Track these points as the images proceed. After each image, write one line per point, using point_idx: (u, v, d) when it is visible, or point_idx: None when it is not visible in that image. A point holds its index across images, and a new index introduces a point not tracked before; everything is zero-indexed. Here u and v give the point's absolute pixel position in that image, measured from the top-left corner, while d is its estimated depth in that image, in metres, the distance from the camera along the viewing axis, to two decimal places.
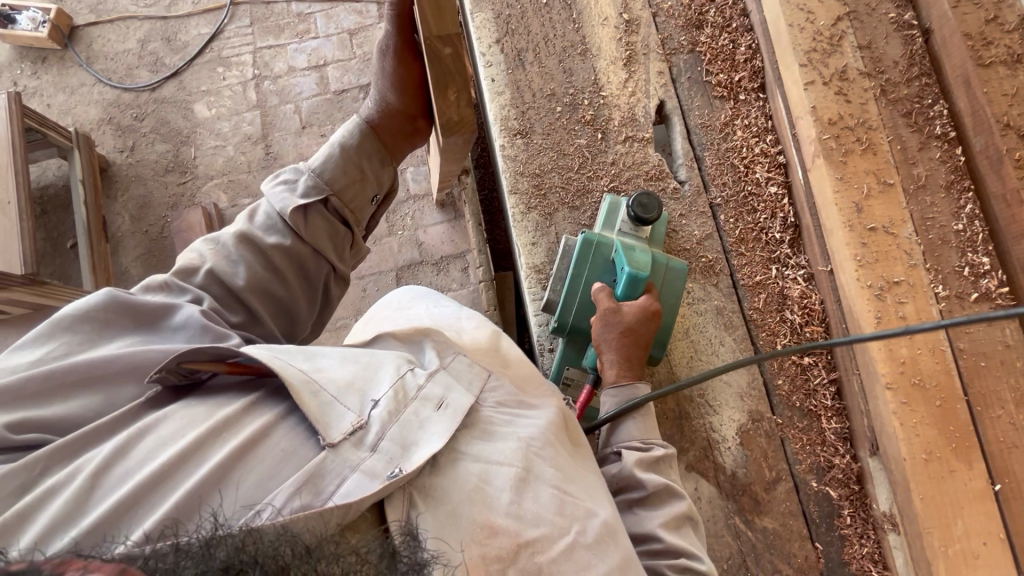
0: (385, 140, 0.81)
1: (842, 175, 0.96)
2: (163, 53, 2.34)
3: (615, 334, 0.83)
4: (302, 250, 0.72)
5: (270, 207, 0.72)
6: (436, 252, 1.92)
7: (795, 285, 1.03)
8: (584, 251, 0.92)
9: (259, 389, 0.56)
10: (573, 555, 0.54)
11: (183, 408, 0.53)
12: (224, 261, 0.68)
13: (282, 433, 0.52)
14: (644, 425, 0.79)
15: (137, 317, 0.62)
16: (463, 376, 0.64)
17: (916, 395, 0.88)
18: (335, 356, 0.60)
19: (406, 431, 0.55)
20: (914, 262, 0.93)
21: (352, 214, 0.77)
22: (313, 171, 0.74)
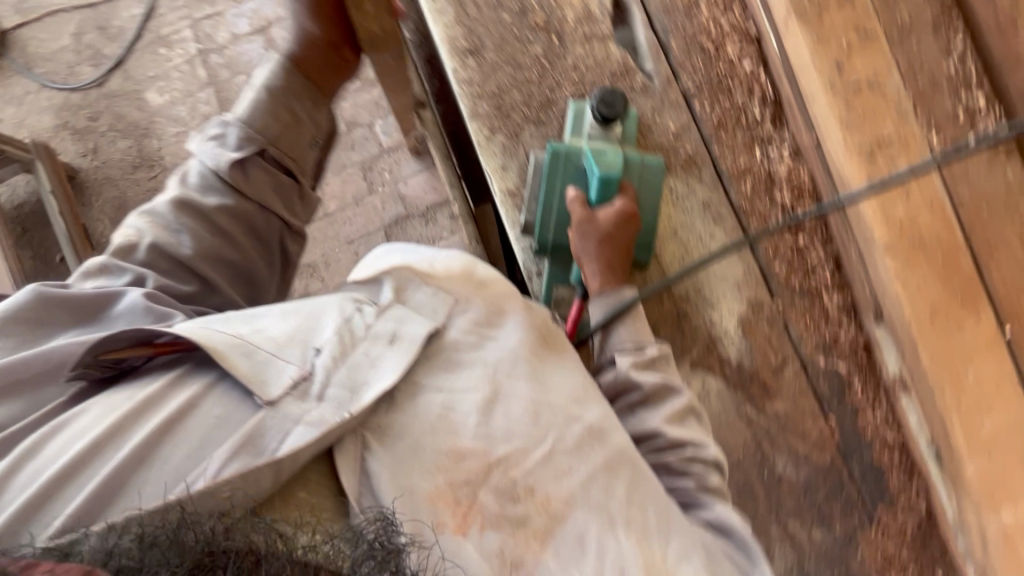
0: (313, 76, 0.78)
1: (818, 33, 0.89)
2: (100, 44, 2.22)
3: (595, 244, 0.81)
4: (247, 208, 0.73)
5: (202, 166, 0.73)
6: (420, 203, 1.88)
7: (781, 164, 0.99)
8: (554, 165, 0.88)
9: (184, 364, 0.60)
10: (553, 461, 0.60)
11: (103, 397, 0.58)
12: (166, 232, 0.70)
13: (215, 397, 0.56)
14: (635, 327, 0.79)
15: (73, 310, 0.65)
16: (426, 308, 0.66)
17: (916, 255, 0.85)
18: (275, 314, 0.63)
19: (355, 373, 0.58)
20: (903, 115, 0.87)
21: (293, 163, 0.77)
22: (242, 121, 0.74)
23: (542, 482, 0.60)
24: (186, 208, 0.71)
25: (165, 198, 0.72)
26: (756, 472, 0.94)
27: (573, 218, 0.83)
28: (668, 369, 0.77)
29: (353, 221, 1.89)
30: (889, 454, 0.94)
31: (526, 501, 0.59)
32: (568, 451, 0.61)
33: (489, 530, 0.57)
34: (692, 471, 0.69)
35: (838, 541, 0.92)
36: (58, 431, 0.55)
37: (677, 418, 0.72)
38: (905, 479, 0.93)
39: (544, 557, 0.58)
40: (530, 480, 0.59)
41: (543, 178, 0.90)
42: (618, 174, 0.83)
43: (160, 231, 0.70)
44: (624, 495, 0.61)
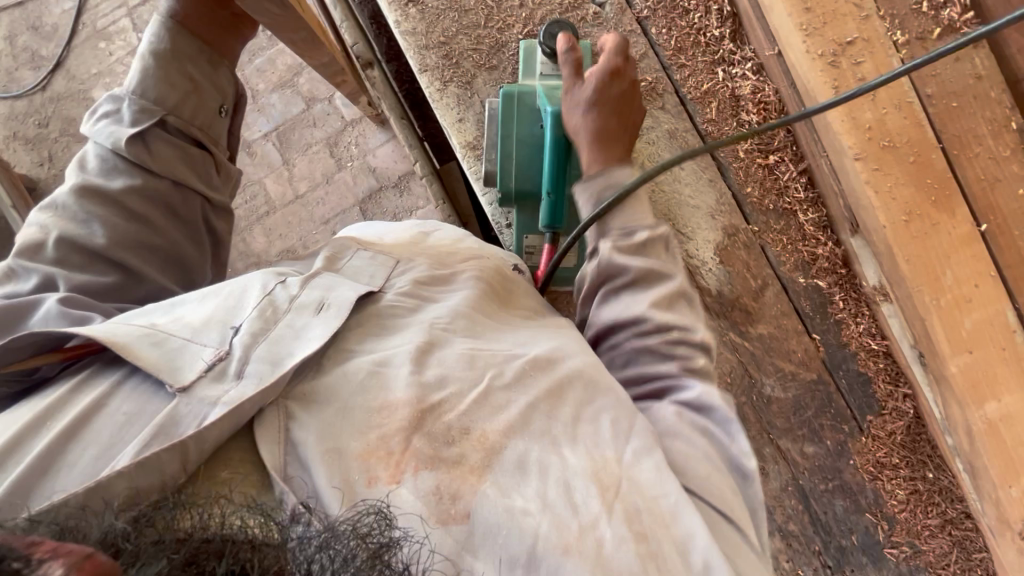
0: (201, 34, 0.70)
1: None
2: (36, 45, 2.11)
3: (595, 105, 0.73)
4: (159, 186, 0.65)
5: (99, 147, 0.65)
6: (391, 173, 1.83)
7: (745, 82, 0.94)
8: (507, 109, 0.84)
9: (94, 365, 0.53)
10: (490, 399, 0.54)
11: (6, 416, 0.50)
12: (74, 224, 0.63)
13: (125, 392, 0.50)
14: (623, 208, 0.70)
15: None
16: (365, 272, 0.68)
17: (888, 158, 0.83)
18: (194, 300, 0.58)
19: (277, 345, 0.54)
20: (866, 14, 0.83)
21: (202, 133, 0.69)
22: (134, 93, 0.66)
23: (478, 419, 0.53)
24: (91, 193, 0.63)
25: (67, 187, 0.64)
26: (746, 396, 0.94)
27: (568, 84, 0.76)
28: (657, 255, 0.68)
29: (324, 199, 1.84)
30: (873, 362, 0.93)
31: (461, 442, 0.51)
32: (506, 387, 0.55)
33: (423, 470, 0.49)
34: (677, 353, 0.62)
35: (831, 453, 0.94)
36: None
37: (662, 302, 0.65)
38: (891, 389, 0.93)
39: (482, 488, 0.49)
40: (465, 420, 0.52)
41: (499, 124, 0.86)
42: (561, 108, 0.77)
43: (66, 224, 0.63)
44: (569, 417, 0.55)
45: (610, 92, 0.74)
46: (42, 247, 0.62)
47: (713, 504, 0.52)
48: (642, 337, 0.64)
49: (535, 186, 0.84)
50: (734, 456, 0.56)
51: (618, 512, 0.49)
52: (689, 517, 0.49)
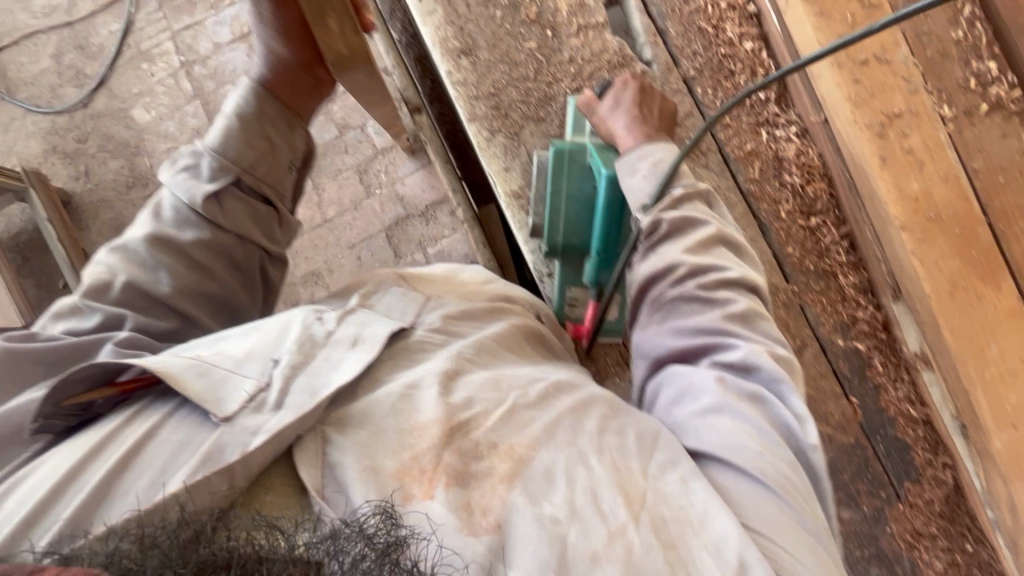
0: (285, 98, 0.73)
1: (820, 9, 0.87)
2: (81, 63, 2.18)
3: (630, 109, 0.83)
4: (225, 241, 0.67)
5: (175, 198, 0.67)
6: (419, 202, 1.85)
7: (790, 145, 0.96)
8: (559, 164, 0.86)
9: (143, 399, 0.52)
10: (515, 416, 0.54)
11: (57, 449, 0.49)
12: (142, 270, 0.64)
13: (172, 423, 0.50)
14: (656, 169, 0.76)
15: (47, 362, 0.59)
16: (397, 308, 0.65)
17: (934, 230, 0.84)
18: (240, 332, 0.58)
19: (315, 377, 0.53)
20: (914, 87, 0.85)
21: (271, 190, 0.71)
22: (214, 150, 0.68)
23: (504, 434, 0.53)
24: (162, 241, 0.66)
25: (138, 232, 0.66)
26: None
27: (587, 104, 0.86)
28: (697, 207, 0.72)
29: (352, 224, 1.86)
30: (911, 429, 0.93)
31: (489, 455, 0.52)
32: (529, 405, 0.56)
33: (455, 485, 0.49)
34: (716, 296, 0.64)
35: (866, 519, 0.92)
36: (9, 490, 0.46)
37: (700, 245, 0.68)
38: (930, 457, 0.92)
39: (511, 497, 0.49)
40: (493, 437, 0.53)
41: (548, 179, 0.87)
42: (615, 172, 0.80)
43: (135, 268, 0.64)
44: (595, 427, 0.55)
45: (631, 99, 0.84)
46: (107, 286, 0.64)
47: (764, 485, 0.51)
48: (681, 284, 0.66)
49: (581, 242, 0.85)
50: (783, 415, 0.57)
51: (646, 522, 0.49)
52: (724, 520, 0.49)
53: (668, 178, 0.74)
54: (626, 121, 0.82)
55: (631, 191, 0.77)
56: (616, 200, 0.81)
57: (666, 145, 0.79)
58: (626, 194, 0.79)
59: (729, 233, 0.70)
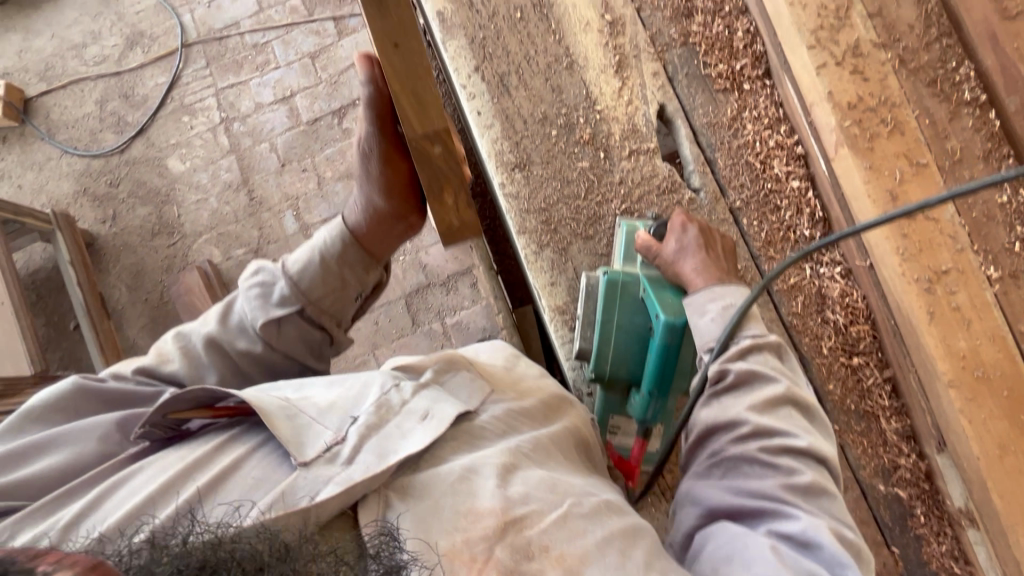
0: (370, 241, 0.73)
1: (870, 163, 0.90)
2: (123, 111, 2.24)
3: (696, 250, 0.81)
4: (274, 359, 0.69)
5: (243, 311, 0.68)
6: (441, 272, 1.93)
7: (833, 283, 0.97)
8: (611, 294, 0.86)
9: (240, 425, 0.57)
10: (567, 523, 0.54)
11: (164, 454, 0.55)
12: (192, 367, 0.65)
13: (256, 459, 0.53)
14: (724, 316, 0.74)
15: (107, 400, 0.61)
16: (462, 392, 0.67)
17: (982, 389, 0.84)
18: (322, 384, 0.63)
19: (386, 442, 0.56)
20: (961, 246, 0.87)
21: (329, 322, 0.72)
22: (291, 277, 0.69)
23: (557, 539, 0.53)
24: (216, 348, 0.67)
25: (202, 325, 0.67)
26: None
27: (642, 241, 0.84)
28: (770, 362, 0.70)
29: None
30: None
31: (540, 557, 0.51)
32: (584, 515, 0.55)
33: None
34: (782, 464, 0.61)
35: None
36: (116, 488, 0.52)
37: (765, 400, 0.66)
38: None
39: None
40: (545, 539, 0.52)
41: (599, 306, 0.88)
42: (685, 318, 0.78)
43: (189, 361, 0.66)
44: (642, 561, 0.53)
45: (696, 239, 0.82)
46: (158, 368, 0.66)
47: None
48: (744, 440, 0.64)
49: (631, 374, 0.86)
50: None
51: None
52: None
53: (736, 328, 0.72)
54: (695, 263, 0.80)
55: (699, 333, 0.75)
56: (677, 346, 0.79)
57: (736, 289, 0.77)
58: (691, 331, 0.77)
59: (800, 394, 0.67)
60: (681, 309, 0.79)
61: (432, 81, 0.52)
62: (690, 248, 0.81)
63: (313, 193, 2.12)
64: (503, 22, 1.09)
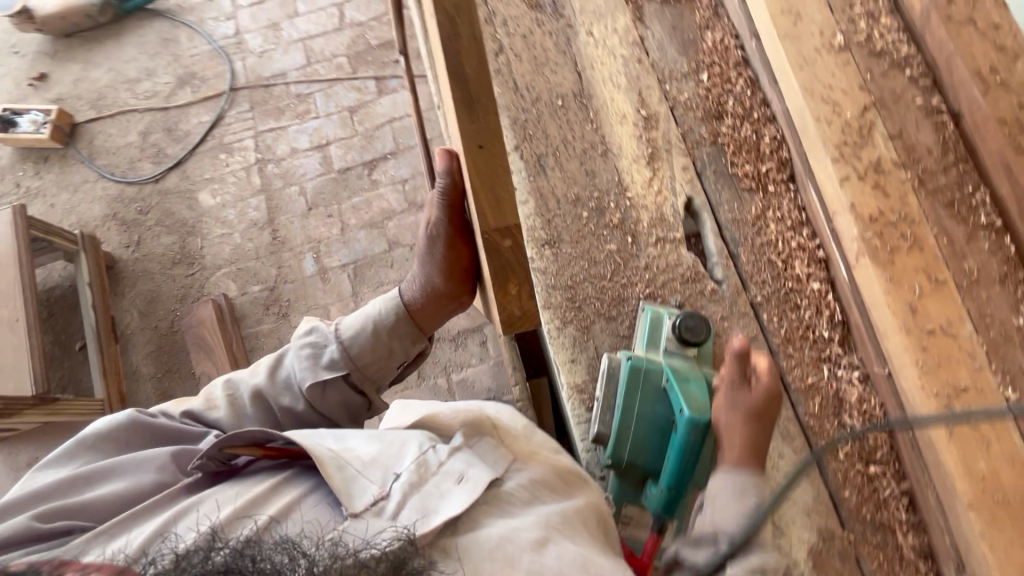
0: (421, 315, 0.89)
1: (890, 274, 0.93)
2: (164, 144, 2.33)
3: (743, 415, 0.77)
4: (310, 416, 0.83)
5: (294, 373, 0.82)
6: (451, 327, 2.05)
7: (852, 388, 0.98)
8: (634, 381, 0.87)
9: (291, 468, 0.72)
10: None
11: (218, 492, 0.68)
12: (237, 414, 0.80)
13: (308, 503, 0.66)
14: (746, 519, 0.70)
15: (156, 433, 0.77)
16: (488, 457, 0.77)
17: (1002, 514, 0.82)
18: (365, 437, 0.75)
19: (427, 500, 0.67)
20: (979, 365, 0.89)
21: (369, 387, 0.85)
22: (344, 344, 0.83)
23: None
24: (260, 399, 0.81)
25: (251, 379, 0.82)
26: None
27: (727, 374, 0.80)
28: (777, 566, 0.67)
29: None
30: None
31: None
32: None
33: None
34: None
35: None
36: (178, 517, 0.64)
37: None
38: None
39: None
40: None
41: (620, 390, 0.89)
42: (710, 416, 0.79)
43: (232, 409, 0.80)
44: None
45: (752, 400, 0.78)
46: (207, 414, 0.81)
47: None
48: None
49: (647, 462, 0.86)
50: None
51: None
52: None
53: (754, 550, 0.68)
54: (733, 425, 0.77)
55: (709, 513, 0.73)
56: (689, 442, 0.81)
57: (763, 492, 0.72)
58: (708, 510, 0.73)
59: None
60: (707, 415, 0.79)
61: (510, 186, 0.63)
62: (739, 407, 0.78)
63: (335, 238, 2.17)
64: (545, 107, 1.16)
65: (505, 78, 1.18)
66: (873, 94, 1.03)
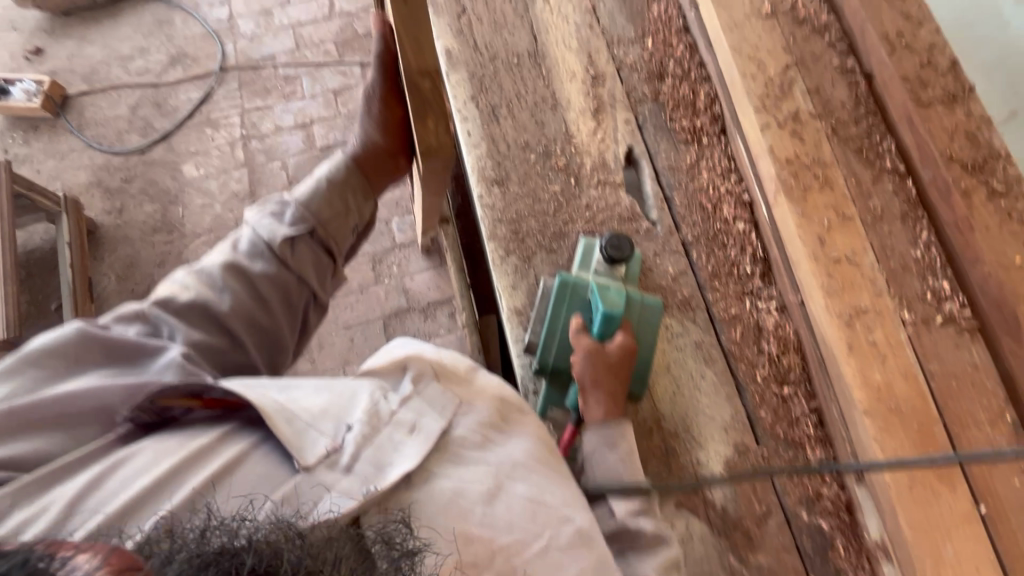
0: (368, 172, 0.94)
1: (802, 209, 1.02)
2: (153, 118, 2.41)
3: (601, 373, 0.88)
4: (287, 278, 0.84)
5: (254, 234, 0.85)
6: (422, 298, 2.09)
7: (769, 316, 1.06)
8: (561, 293, 0.96)
9: (233, 421, 0.71)
10: (547, 555, 0.69)
11: (155, 441, 0.67)
12: (211, 288, 0.80)
13: (259, 455, 0.67)
14: (627, 463, 0.85)
15: (108, 351, 0.73)
16: (437, 401, 0.77)
17: (894, 420, 0.90)
18: (310, 388, 0.75)
19: (380, 453, 0.70)
20: (879, 290, 0.97)
21: (335, 246, 0.89)
22: (299, 203, 0.87)
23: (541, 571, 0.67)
24: (234, 267, 0.82)
25: (218, 257, 0.83)
26: None
27: (579, 344, 0.91)
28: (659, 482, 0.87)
29: (356, 306, 2.09)
30: None
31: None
32: (560, 547, 0.70)
33: None
34: None
35: None
36: (115, 468, 0.64)
37: (632, 516, 0.81)
38: None
39: None
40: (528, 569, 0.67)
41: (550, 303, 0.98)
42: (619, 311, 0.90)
43: (205, 288, 0.80)
44: None
45: (607, 357, 0.89)
46: (176, 298, 0.79)
47: None
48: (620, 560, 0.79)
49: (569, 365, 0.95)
50: None
51: None
52: None
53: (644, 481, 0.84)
54: (591, 393, 0.89)
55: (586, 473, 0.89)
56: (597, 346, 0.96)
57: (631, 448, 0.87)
58: (596, 457, 0.87)
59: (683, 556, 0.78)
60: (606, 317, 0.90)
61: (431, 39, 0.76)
62: (590, 376, 0.88)
63: None
64: (501, 64, 1.26)
65: (465, 37, 1.28)
66: (795, 55, 1.13)
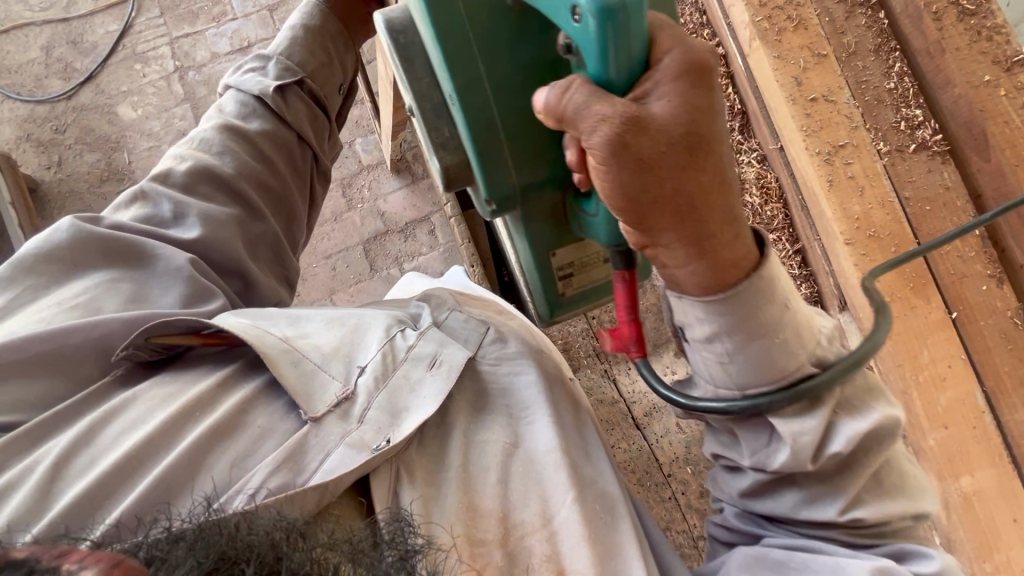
0: (343, 20, 0.91)
1: (778, 53, 1.00)
2: (71, 58, 2.19)
3: (670, 182, 0.52)
4: (287, 134, 0.83)
5: (245, 88, 0.83)
6: (399, 219, 2.03)
7: (751, 168, 1.10)
8: (459, 33, 0.61)
9: (239, 359, 0.67)
10: (569, 523, 0.64)
11: (152, 389, 0.63)
12: (208, 151, 0.78)
13: (267, 405, 0.63)
14: (776, 347, 0.56)
15: (106, 252, 0.71)
16: (460, 334, 0.75)
17: (874, 246, 0.94)
18: (321, 321, 0.72)
19: (396, 395, 0.66)
20: (855, 124, 0.98)
21: (325, 98, 0.88)
22: (281, 55, 0.85)
23: (567, 545, 0.63)
24: (228, 126, 0.80)
25: (209, 125, 0.80)
26: None
27: (606, 127, 0.50)
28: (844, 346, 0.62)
29: (333, 235, 2.03)
30: None
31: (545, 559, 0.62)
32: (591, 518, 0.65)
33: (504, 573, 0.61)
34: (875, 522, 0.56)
35: None
36: (108, 418, 0.61)
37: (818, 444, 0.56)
38: None
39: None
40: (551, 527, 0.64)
41: (445, 60, 0.61)
42: None
43: (202, 154, 0.78)
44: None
45: (665, 143, 0.51)
46: (174, 170, 0.76)
47: None
48: (795, 491, 0.58)
49: (552, 171, 0.66)
50: None
51: None
52: None
53: (817, 375, 0.56)
54: (668, 230, 0.54)
55: (703, 363, 0.60)
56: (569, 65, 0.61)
57: (789, 319, 0.56)
58: (718, 343, 0.57)
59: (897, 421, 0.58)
60: (645, 43, 0.50)
61: None
62: (661, 204, 0.53)
63: None
64: None
65: None
66: None
